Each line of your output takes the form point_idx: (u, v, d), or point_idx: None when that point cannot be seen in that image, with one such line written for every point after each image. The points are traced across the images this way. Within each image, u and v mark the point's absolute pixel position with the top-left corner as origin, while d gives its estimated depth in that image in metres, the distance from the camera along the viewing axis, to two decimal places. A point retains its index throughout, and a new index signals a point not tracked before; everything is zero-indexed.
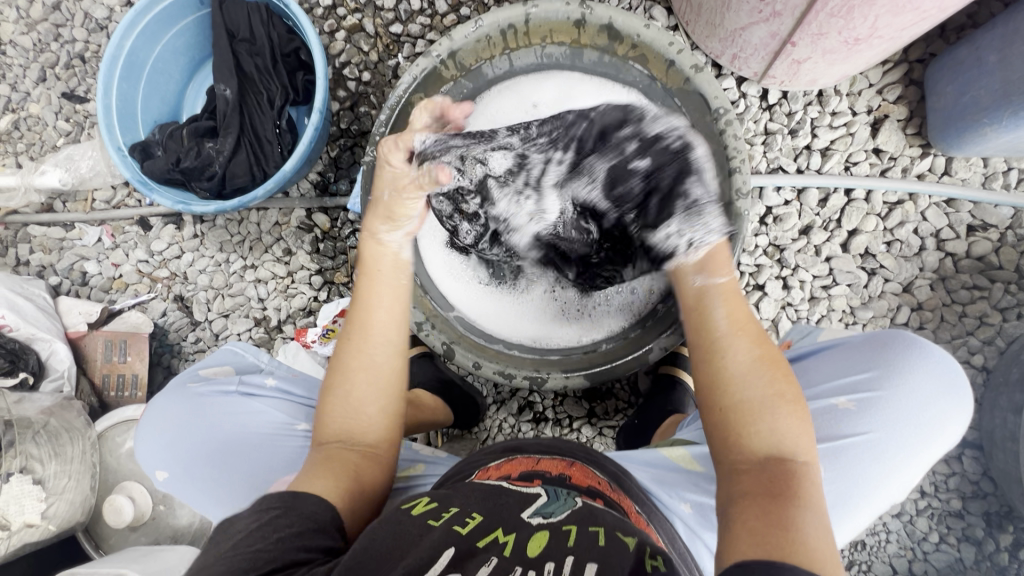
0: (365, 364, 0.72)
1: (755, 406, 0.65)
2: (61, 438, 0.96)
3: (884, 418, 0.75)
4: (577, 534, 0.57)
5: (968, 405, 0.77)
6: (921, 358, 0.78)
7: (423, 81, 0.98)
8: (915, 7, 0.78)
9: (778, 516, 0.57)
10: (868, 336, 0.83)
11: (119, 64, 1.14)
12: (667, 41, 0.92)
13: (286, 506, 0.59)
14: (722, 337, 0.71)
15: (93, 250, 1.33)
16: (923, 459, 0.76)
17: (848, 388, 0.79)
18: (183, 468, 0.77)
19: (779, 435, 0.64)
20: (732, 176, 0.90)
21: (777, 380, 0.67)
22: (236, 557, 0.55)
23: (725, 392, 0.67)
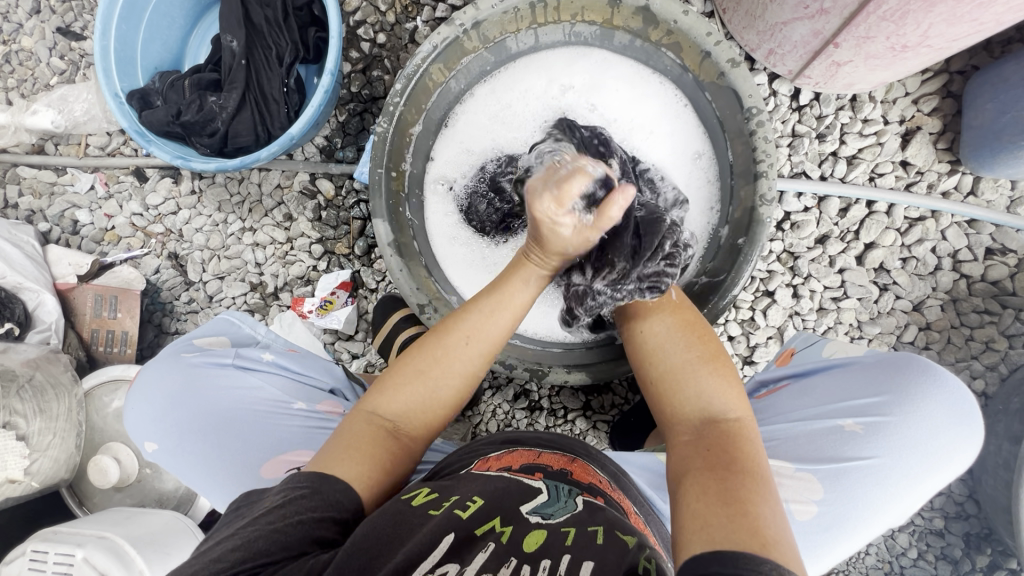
0: (443, 357, 0.69)
1: (677, 370, 0.67)
2: (47, 394, 0.94)
3: (894, 443, 0.75)
4: (575, 535, 0.56)
5: (978, 436, 0.76)
6: (935, 387, 0.76)
7: (444, 51, 0.92)
8: (973, 18, 0.73)
9: (719, 487, 0.54)
10: (880, 358, 0.82)
11: (119, 3, 1.07)
12: (705, 30, 0.86)
13: (313, 489, 0.58)
14: (653, 320, 0.73)
15: (86, 198, 1.29)
16: (930, 488, 0.76)
17: (857, 411, 0.78)
18: (173, 443, 0.75)
19: (706, 397, 0.64)
20: (757, 181, 0.87)
21: (698, 345, 0.69)
22: (256, 532, 0.54)
23: (652, 364, 0.70)
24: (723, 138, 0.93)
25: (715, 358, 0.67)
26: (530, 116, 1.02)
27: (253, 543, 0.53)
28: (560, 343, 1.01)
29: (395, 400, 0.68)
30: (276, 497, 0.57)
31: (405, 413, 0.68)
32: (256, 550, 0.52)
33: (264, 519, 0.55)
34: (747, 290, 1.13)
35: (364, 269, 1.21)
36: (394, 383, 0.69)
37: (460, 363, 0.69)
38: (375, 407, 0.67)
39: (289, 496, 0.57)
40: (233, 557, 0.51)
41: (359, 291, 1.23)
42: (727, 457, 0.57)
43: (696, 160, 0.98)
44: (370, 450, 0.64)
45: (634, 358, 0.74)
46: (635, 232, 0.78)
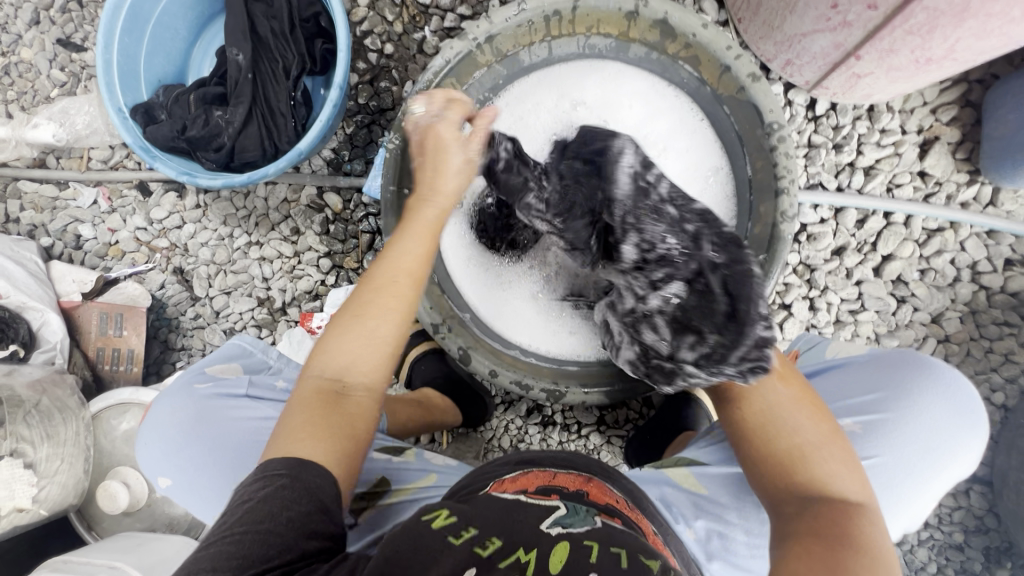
0: (363, 307, 0.67)
1: (796, 446, 0.66)
2: (54, 419, 0.92)
3: (893, 441, 0.73)
4: (599, 551, 0.55)
5: (981, 432, 0.75)
6: (932, 384, 0.75)
7: (457, 65, 0.90)
8: (1003, 32, 0.71)
9: (835, 564, 0.53)
10: (874, 358, 0.81)
11: (122, 16, 1.05)
12: (725, 44, 0.84)
13: (291, 479, 0.56)
14: (769, 391, 0.71)
15: (89, 213, 1.27)
16: (933, 489, 0.74)
17: (856, 410, 0.76)
18: (189, 477, 0.73)
19: (826, 481, 0.63)
20: (778, 198, 0.85)
21: (821, 423, 0.68)
22: (248, 536, 0.53)
23: (768, 435, 0.68)
24: (742, 152, 0.91)
25: (838, 440, 0.67)
26: (541, 130, 1.00)
27: (250, 548, 0.52)
28: (576, 361, 0.99)
29: (336, 354, 0.66)
30: (256, 491, 0.56)
31: (342, 368, 0.65)
32: (253, 556, 0.52)
33: (250, 519, 0.54)
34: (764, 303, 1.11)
35: None
36: (338, 333, 0.67)
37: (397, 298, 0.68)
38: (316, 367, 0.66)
39: (268, 488, 0.56)
40: (232, 565, 0.51)
41: None
42: (840, 535, 0.57)
43: (713, 176, 0.96)
44: (322, 416, 0.63)
45: (734, 424, 0.73)
46: (723, 290, 0.76)
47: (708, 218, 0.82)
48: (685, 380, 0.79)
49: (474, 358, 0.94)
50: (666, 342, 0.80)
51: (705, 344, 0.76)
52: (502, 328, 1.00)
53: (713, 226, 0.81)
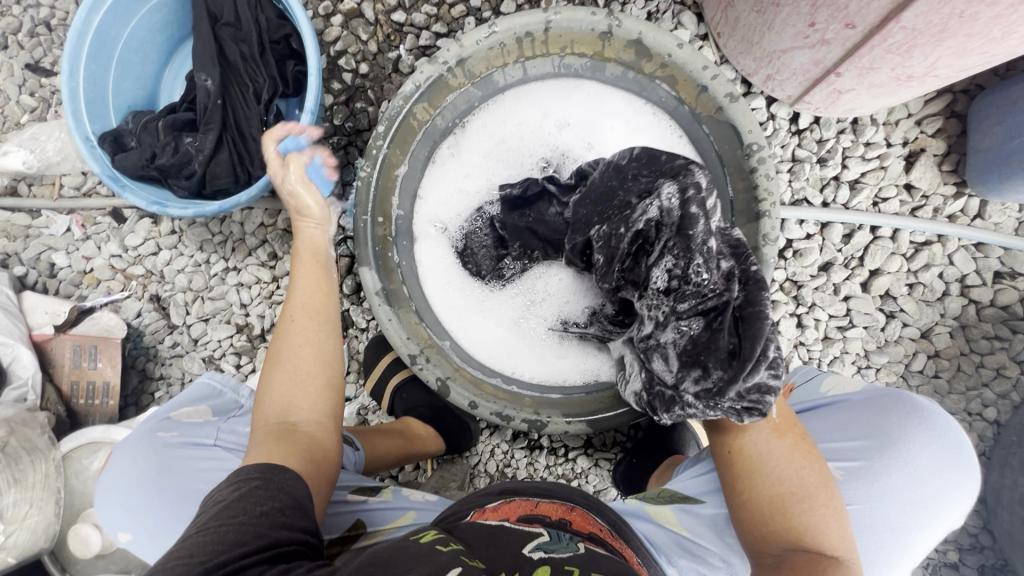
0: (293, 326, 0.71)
1: (784, 494, 0.62)
2: (22, 462, 0.89)
3: (870, 490, 0.69)
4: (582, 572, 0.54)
5: (972, 478, 0.70)
6: (921, 433, 0.70)
7: (428, 90, 0.87)
8: (984, 51, 0.69)
9: None
10: (870, 398, 0.75)
11: (87, 42, 1.02)
12: (701, 64, 0.82)
13: (265, 479, 0.54)
14: (761, 443, 0.65)
15: (63, 241, 1.24)
16: (913, 544, 0.69)
17: (837, 454, 0.71)
18: (146, 533, 0.68)
19: (814, 530, 0.60)
20: (760, 220, 0.83)
21: (810, 473, 0.63)
22: (225, 528, 0.49)
23: (757, 485, 0.64)
24: (723, 173, 0.88)
25: (825, 491, 0.62)
26: (527, 151, 0.98)
27: (226, 536, 0.49)
28: (561, 388, 0.96)
29: (279, 390, 0.67)
30: (224, 494, 0.53)
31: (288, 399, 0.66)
32: (230, 541, 0.48)
33: (225, 515, 0.51)
34: None
35: (353, 308, 1.17)
36: (280, 364, 0.68)
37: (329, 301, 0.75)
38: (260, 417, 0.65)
39: (243, 490, 0.54)
40: (212, 549, 0.47)
41: (349, 330, 1.19)
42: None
43: None
44: (282, 441, 0.62)
45: (719, 462, 0.68)
46: (735, 329, 0.65)
47: (739, 250, 0.69)
48: (678, 413, 0.69)
49: (453, 389, 0.91)
50: (667, 371, 0.71)
51: (707, 381, 0.66)
52: (483, 355, 0.99)
53: (744, 260, 0.68)
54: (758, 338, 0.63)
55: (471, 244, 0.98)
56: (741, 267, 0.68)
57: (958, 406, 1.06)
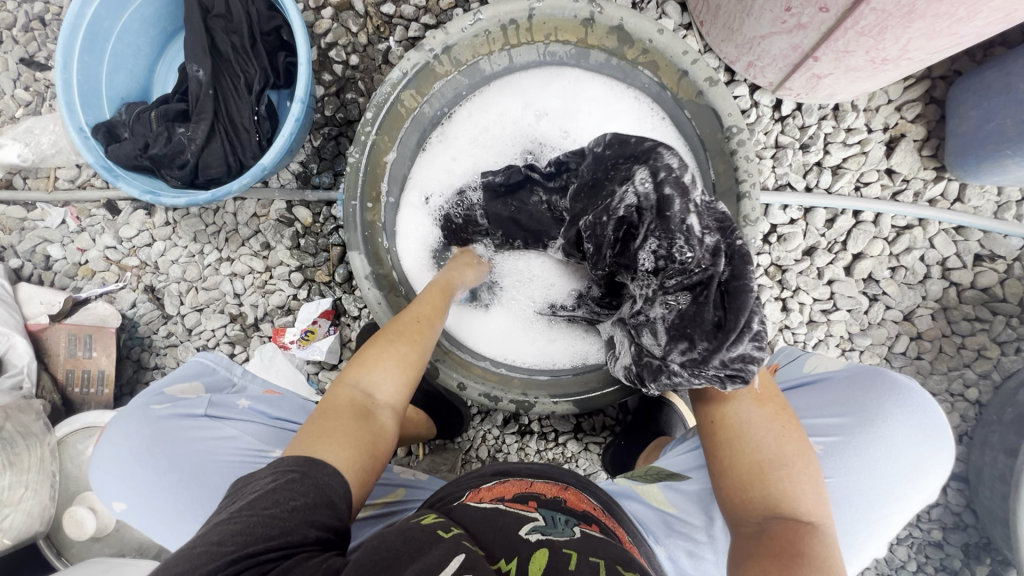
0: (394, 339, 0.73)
1: (762, 463, 0.64)
2: (18, 445, 0.90)
3: (851, 463, 0.71)
4: (578, 561, 0.56)
5: (950, 453, 0.72)
6: (900, 408, 0.72)
7: (415, 77, 0.89)
8: (952, 32, 0.71)
9: None
10: (851, 377, 0.78)
11: (80, 35, 1.04)
12: (681, 48, 0.84)
13: (303, 473, 0.54)
14: (744, 412, 0.68)
15: (58, 233, 1.26)
16: (889, 518, 0.70)
17: (818, 430, 0.74)
18: (143, 500, 0.71)
19: (790, 499, 0.61)
20: (740, 202, 0.85)
21: (788, 442, 0.65)
22: (252, 518, 0.50)
23: (736, 453, 0.66)
24: (705, 157, 0.90)
25: (802, 459, 0.64)
26: (509, 141, 0.99)
27: (255, 530, 0.49)
28: (549, 370, 0.98)
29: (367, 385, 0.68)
30: (266, 482, 0.53)
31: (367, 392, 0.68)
32: (258, 534, 0.49)
33: (258, 506, 0.51)
34: None
35: (346, 297, 1.19)
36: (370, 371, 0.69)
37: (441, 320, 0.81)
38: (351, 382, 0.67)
39: (277, 481, 0.53)
40: (237, 540, 0.48)
41: (342, 318, 1.21)
42: (795, 556, 0.56)
43: None
44: (343, 426, 0.62)
45: (705, 434, 0.71)
46: (720, 302, 0.68)
47: (727, 226, 0.71)
48: (666, 382, 0.72)
49: (442, 371, 0.94)
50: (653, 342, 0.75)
51: (693, 351, 0.69)
52: (473, 341, 1.01)
53: (729, 236, 0.71)
54: (743, 309, 0.66)
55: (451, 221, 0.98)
56: (727, 242, 0.70)
57: (941, 386, 1.07)
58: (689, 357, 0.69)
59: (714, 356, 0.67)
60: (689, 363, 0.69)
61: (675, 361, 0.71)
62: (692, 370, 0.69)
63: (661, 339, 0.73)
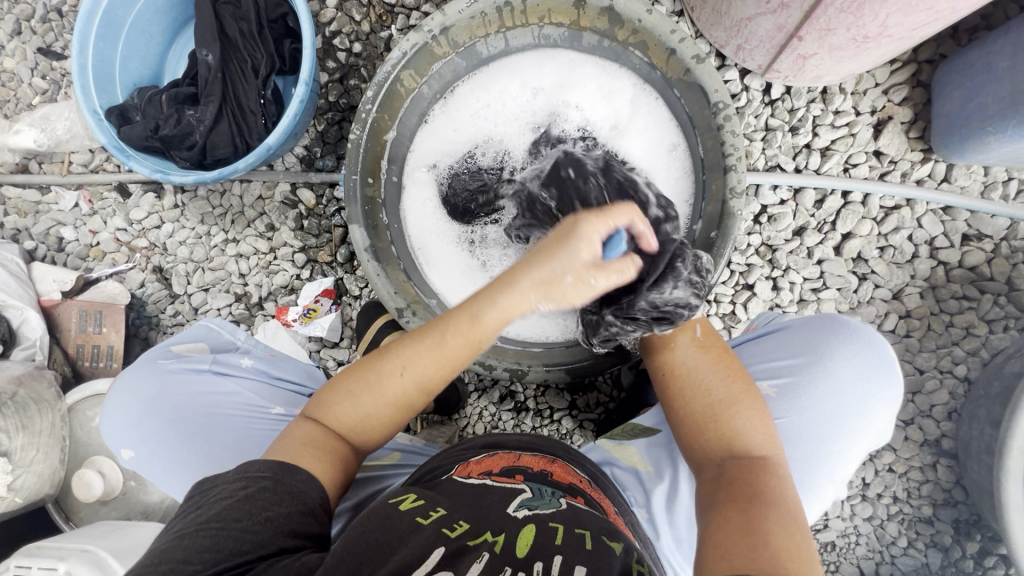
0: (382, 381, 0.66)
1: (714, 407, 0.70)
2: (30, 410, 0.94)
3: (801, 400, 0.76)
4: (563, 534, 0.59)
5: (897, 383, 0.77)
6: (846, 346, 0.77)
7: (414, 57, 0.93)
8: (928, 6, 0.74)
9: (741, 521, 0.58)
10: (805, 322, 0.83)
11: (96, 21, 1.08)
12: (669, 28, 0.87)
13: (275, 482, 0.58)
14: (691, 361, 0.75)
15: (71, 216, 1.30)
16: (837, 451, 0.75)
17: (773, 373, 0.79)
18: (150, 448, 0.75)
19: (740, 437, 0.68)
20: (727, 174, 0.88)
21: (734, 382, 0.72)
22: (224, 531, 0.55)
23: (689, 399, 0.72)
24: (694, 134, 0.93)
25: (748, 398, 0.70)
26: (515, 116, 1.04)
27: (226, 544, 0.54)
28: (542, 342, 1.01)
29: (345, 414, 0.66)
30: (237, 491, 0.58)
31: (348, 426, 0.67)
32: (229, 549, 0.54)
33: (229, 519, 0.55)
34: (727, 284, 1.13)
35: (347, 276, 1.23)
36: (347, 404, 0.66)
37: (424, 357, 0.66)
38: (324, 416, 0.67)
39: (253, 491, 0.57)
40: (206, 558, 0.52)
41: (343, 298, 1.24)
42: (755, 495, 0.61)
43: (671, 155, 0.99)
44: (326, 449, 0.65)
45: (659, 386, 0.77)
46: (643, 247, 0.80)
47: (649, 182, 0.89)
48: (605, 334, 0.81)
49: None
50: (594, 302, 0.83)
51: (621, 303, 0.78)
52: None
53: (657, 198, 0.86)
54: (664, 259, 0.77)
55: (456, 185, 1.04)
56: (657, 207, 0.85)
57: (930, 363, 1.09)
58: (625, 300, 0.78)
59: (651, 292, 0.75)
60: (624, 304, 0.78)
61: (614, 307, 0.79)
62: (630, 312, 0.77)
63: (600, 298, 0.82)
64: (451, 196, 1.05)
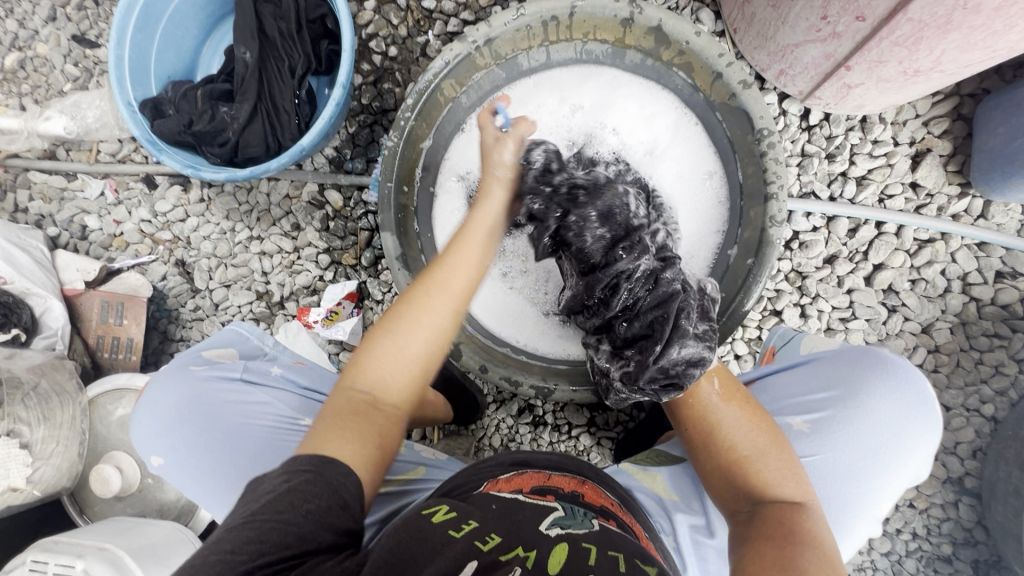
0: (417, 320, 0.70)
1: (740, 456, 0.70)
2: (51, 402, 0.93)
3: (837, 439, 0.75)
4: (597, 555, 0.57)
5: (935, 423, 0.77)
6: (882, 383, 0.77)
7: (456, 67, 0.92)
8: (987, 45, 0.73)
9: (778, 558, 0.57)
10: (837, 354, 0.82)
11: (135, 13, 1.08)
12: (717, 52, 0.86)
13: (318, 474, 0.57)
14: (715, 410, 0.74)
15: (96, 204, 1.29)
16: (874, 490, 0.74)
17: (807, 408, 0.78)
18: (180, 456, 0.74)
19: (771, 484, 0.67)
20: (768, 203, 0.87)
21: (759, 432, 0.71)
22: (267, 524, 0.53)
23: (717, 450, 0.72)
24: (734, 159, 0.93)
25: (776, 446, 0.70)
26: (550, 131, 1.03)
27: (271, 536, 0.52)
28: (566, 360, 1.01)
29: (381, 368, 0.69)
30: (279, 483, 0.56)
31: (377, 384, 0.68)
32: (272, 542, 0.52)
33: (272, 509, 0.54)
34: (755, 309, 1.12)
35: (371, 281, 1.22)
36: (377, 364, 0.69)
37: (430, 315, 0.71)
38: (355, 381, 0.68)
39: (294, 482, 0.56)
40: (250, 550, 0.51)
41: (365, 302, 1.23)
42: (787, 533, 0.60)
43: (708, 181, 0.98)
44: (356, 423, 0.65)
45: (686, 436, 0.77)
46: (647, 310, 0.78)
47: None
48: (616, 397, 0.83)
49: (464, 353, 0.95)
50: (603, 361, 0.83)
51: (628, 365, 0.79)
52: (494, 326, 1.03)
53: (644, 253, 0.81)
54: (665, 319, 0.76)
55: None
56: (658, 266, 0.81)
57: (957, 400, 1.08)
58: (630, 363, 0.79)
59: (662, 355, 0.75)
60: (634, 369, 0.78)
61: (618, 371, 0.81)
62: (640, 380, 0.78)
63: (601, 359, 0.84)
64: None
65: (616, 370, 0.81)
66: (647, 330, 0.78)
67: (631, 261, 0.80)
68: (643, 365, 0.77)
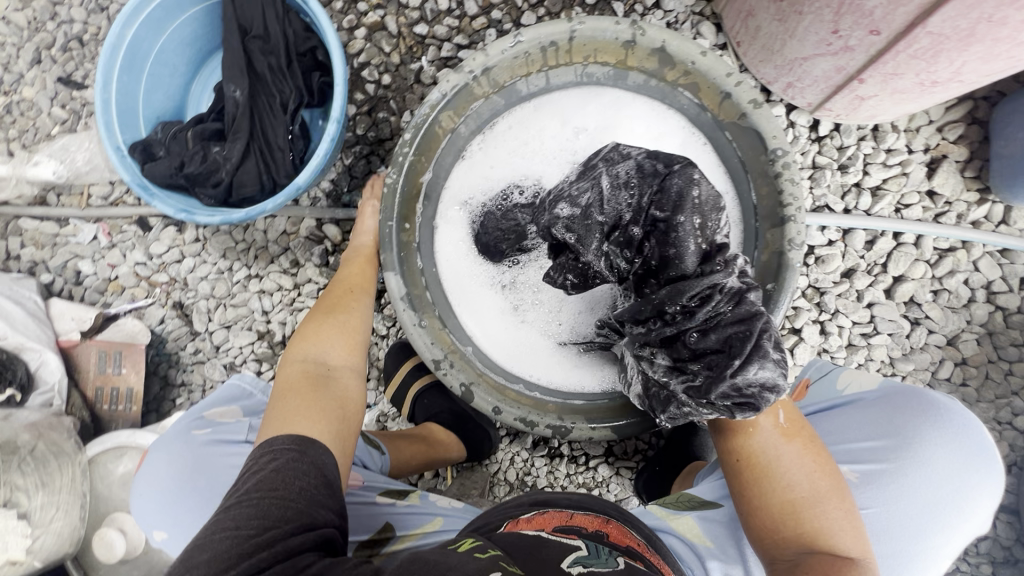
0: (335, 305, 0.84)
1: (795, 501, 0.67)
2: (49, 465, 0.90)
3: (890, 492, 0.74)
4: None
5: (993, 472, 0.75)
6: (937, 432, 0.75)
7: (454, 97, 0.89)
8: (1011, 55, 0.70)
9: None
10: (885, 397, 0.80)
11: (120, 54, 1.05)
12: (724, 70, 0.84)
13: (301, 450, 0.60)
14: (772, 450, 0.70)
15: (89, 248, 1.26)
16: (932, 544, 0.73)
17: (857, 456, 0.76)
18: (180, 531, 0.72)
19: (826, 535, 0.65)
20: (785, 225, 0.83)
21: (821, 478, 0.68)
22: (264, 502, 0.55)
23: (770, 491, 0.68)
24: (746, 179, 0.89)
25: (835, 494, 0.67)
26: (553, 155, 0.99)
27: (272, 512, 0.54)
28: (582, 394, 0.97)
29: (312, 348, 0.77)
30: (268, 464, 0.58)
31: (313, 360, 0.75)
32: (273, 517, 0.53)
33: (266, 489, 0.56)
34: None
35: (374, 315, 1.17)
36: (306, 345, 0.77)
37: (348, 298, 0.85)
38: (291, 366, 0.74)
39: (281, 460, 0.59)
40: (254, 525, 0.52)
41: (369, 338, 1.19)
42: None
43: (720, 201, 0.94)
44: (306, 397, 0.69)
45: (731, 469, 0.72)
46: (731, 323, 0.71)
47: None
48: (674, 412, 0.74)
49: (476, 395, 0.91)
50: (660, 374, 0.76)
51: (695, 380, 0.72)
52: (506, 362, 0.99)
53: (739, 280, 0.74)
54: (748, 337, 0.69)
55: (486, 223, 0.98)
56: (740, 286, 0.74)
57: (988, 414, 1.04)
58: (699, 378, 0.71)
59: (739, 373, 0.68)
60: (703, 383, 0.70)
61: (682, 383, 0.73)
62: (710, 395, 0.70)
63: (657, 369, 0.76)
64: (482, 233, 0.99)
65: (678, 382, 0.73)
66: (721, 347, 0.70)
67: (724, 274, 0.72)
68: (719, 381, 0.69)
